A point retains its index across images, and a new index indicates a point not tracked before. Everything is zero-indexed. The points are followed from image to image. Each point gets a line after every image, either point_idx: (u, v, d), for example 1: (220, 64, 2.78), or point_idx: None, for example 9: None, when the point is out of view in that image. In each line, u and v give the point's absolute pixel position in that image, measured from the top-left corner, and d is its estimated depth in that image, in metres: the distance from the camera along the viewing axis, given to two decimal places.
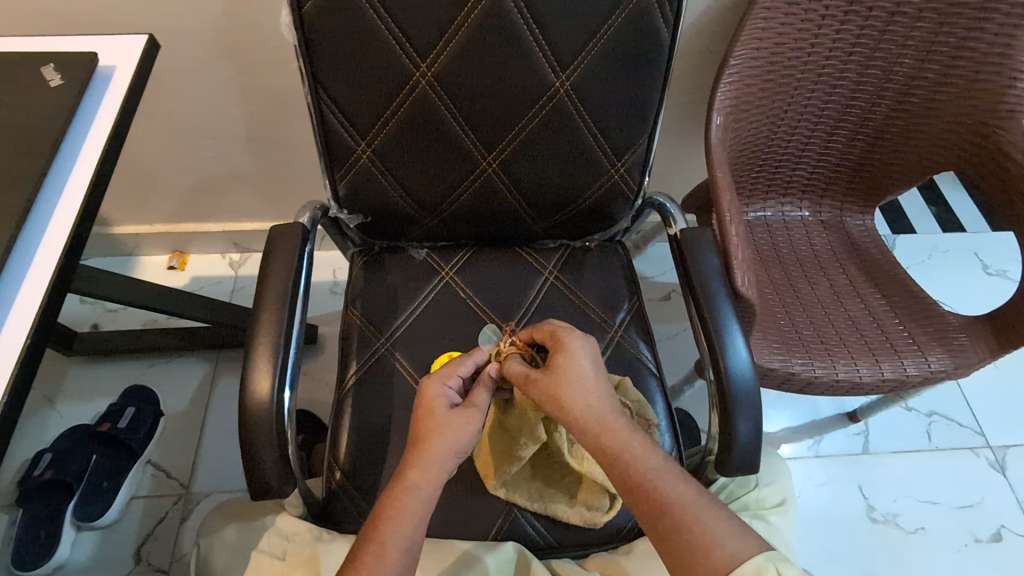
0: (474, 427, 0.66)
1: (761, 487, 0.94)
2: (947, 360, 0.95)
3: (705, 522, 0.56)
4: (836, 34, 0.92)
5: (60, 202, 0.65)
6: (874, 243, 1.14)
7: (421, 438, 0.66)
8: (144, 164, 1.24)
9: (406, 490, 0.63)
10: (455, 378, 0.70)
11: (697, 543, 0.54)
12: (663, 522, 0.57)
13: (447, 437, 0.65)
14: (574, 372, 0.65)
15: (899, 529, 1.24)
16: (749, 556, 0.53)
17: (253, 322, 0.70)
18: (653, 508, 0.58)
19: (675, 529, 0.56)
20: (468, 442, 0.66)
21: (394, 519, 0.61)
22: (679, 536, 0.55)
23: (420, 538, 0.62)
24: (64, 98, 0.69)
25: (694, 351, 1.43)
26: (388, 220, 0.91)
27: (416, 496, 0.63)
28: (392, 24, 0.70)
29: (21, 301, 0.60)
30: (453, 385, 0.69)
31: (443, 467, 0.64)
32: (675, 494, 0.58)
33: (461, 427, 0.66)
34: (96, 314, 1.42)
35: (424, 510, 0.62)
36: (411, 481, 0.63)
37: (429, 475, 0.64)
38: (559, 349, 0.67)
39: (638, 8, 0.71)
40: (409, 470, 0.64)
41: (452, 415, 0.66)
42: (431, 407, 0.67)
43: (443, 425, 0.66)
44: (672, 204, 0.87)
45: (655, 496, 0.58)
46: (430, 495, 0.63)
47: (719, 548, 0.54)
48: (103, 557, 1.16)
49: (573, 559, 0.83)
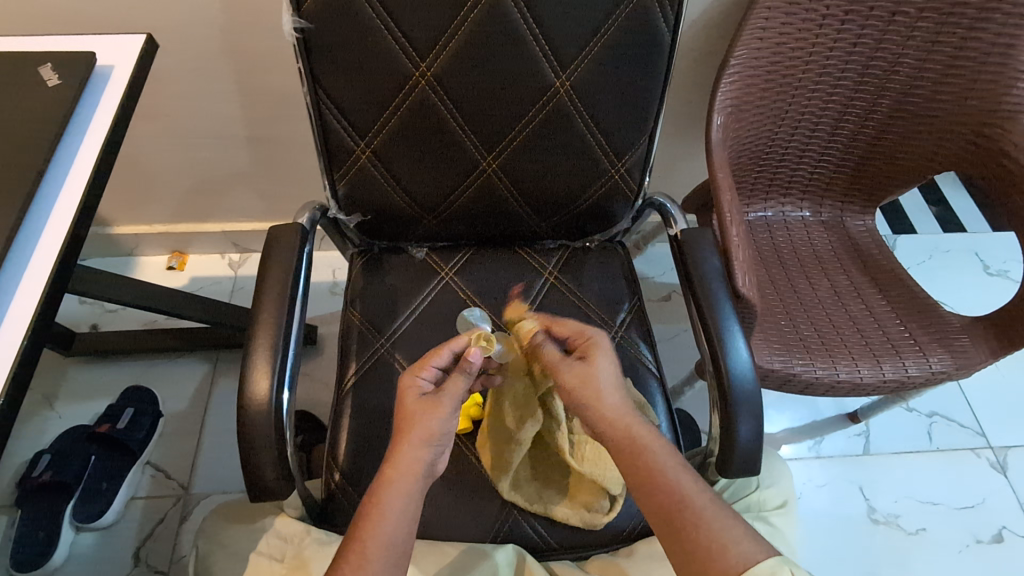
0: (443, 415, 0.66)
1: (762, 488, 0.94)
2: (948, 361, 0.95)
3: (719, 523, 0.56)
4: (837, 33, 0.92)
5: (58, 203, 0.65)
6: (875, 243, 1.14)
7: (396, 432, 0.66)
8: (143, 164, 1.23)
9: (389, 485, 0.62)
10: (429, 369, 0.70)
11: (712, 542, 0.55)
12: (678, 519, 0.57)
13: (419, 425, 0.65)
14: (595, 375, 0.67)
15: (900, 530, 1.24)
16: (765, 558, 0.53)
17: (252, 323, 0.69)
18: (668, 506, 0.58)
19: (687, 528, 0.56)
20: (444, 431, 0.66)
21: (377, 515, 0.60)
22: (692, 534, 0.56)
23: (404, 538, 0.60)
24: (62, 99, 0.69)
25: (695, 352, 1.43)
26: (388, 220, 0.90)
27: (398, 492, 0.62)
28: (391, 23, 0.69)
29: (19, 301, 0.60)
30: (428, 376, 0.70)
31: (420, 457, 0.64)
32: (688, 495, 0.58)
33: (433, 411, 0.66)
34: (95, 315, 1.42)
35: (407, 506, 0.61)
36: (388, 475, 0.63)
37: (406, 467, 0.63)
38: (595, 347, 0.69)
39: (639, 8, 0.71)
40: (387, 466, 0.64)
41: (427, 401, 0.67)
42: (404, 397, 0.68)
43: (417, 415, 0.66)
44: (672, 205, 0.87)
45: (670, 495, 0.59)
46: (413, 489, 0.62)
47: (735, 547, 0.54)
48: (102, 558, 1.16)
49: (573, 562, 0.82)
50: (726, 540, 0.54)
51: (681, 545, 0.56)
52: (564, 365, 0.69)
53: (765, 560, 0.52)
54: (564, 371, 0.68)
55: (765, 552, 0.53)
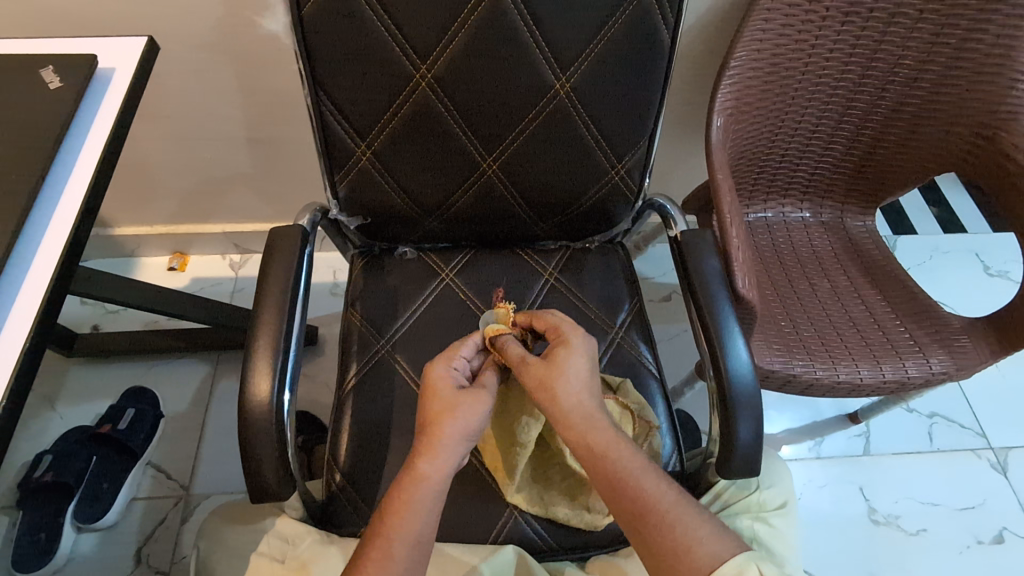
0: (483, 405, 0.66)
1: (762, 490, 0.93)
2: (948, 362, 0.95)
3: (683, 525, 0.57)
4: (838, 33, 0.92)
5: (60, 204, 0.65)
6: (874, 244, 1.14)
7: (433, 422, 0.65)
8: (144, 165, 1.23)
9: (423, 485, 0.61)
10: (460, 360, 0.71)
11: (673, 542, 0.56)
12: (642, 522, 0.58)
13: (461, 418, 0.65)
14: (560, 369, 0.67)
15: (901, 531, 1.24)
16: (731, 556, 0.54)
17: (252, 324, 0.70)
18: (635, 507, 0.59)
19: (652, 531, 0.57)
20: (479, 423, 0.66)
21: (404, 514, 0.60)
22: (656, 541, 0.57)
23: (430, 531, 0.61)
24: (63, 101, 0.69)
25: (694, 352, 1.43)
26: (389, 221, 0.91)
27: (431, 491, 0.62)
28: (393, 28, 0.70)
29: (20, 304, 0.60)
30: (458, 367, 0.70)
31: (458, 453, 0.64)
32: (656, 503, 0.59)
33: (477, 405, 0.66)
34: (96, 316, 1.42)
35: (434, 504, 0.62)
36: (425, 473, 0.62)
37: (443, 463, 0.63)
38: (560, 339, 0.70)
39: (638, 9, 0.71)
40: (423, 460, 0.63)
41: (460, 395, 0.66)
42: (439, 384, 0.67)
43: (456, 407, 0.65)
44: (672, 206, 0.87)
45: (635, 498, 0.60)
46: (444, 489, 0.63)
47: (700, 547, 0.55)
48: (103, 558, 1.16)
49: (573, 562, 0.83)
50: (691, 539, 0.56)
51: (647, 548, 0.57)
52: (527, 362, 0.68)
53: (733, 557, 0.54)
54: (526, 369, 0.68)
55: (732, 550, 0.55)
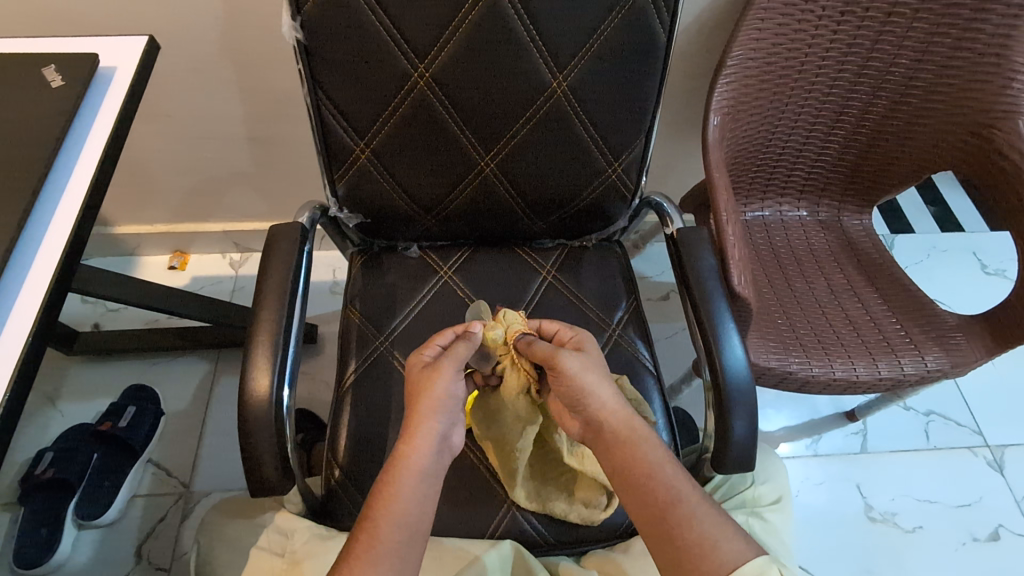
0: (448, 377, 0.66)
1: (756, 485, 0.94)
2: (944, 359, 0.96)
3: (707, 523, 0.58)
4: (833, 34, 0.93)
5: (62, 200, 0.66)
6: (871, 242, 1.15)
7: (409, 404, 0.66)
8: (144, 164, 1.24)
9: (402, 467, 0.62)
10: (434, 346, 0.71)
11: (701, 541, 0.57)
12: (668, 518, 0.59)
13: (430, 394, 0.66)
14: (594, 364, 0.68)
15: (898, 528, 1.24)
16: (753, 556, 0.55)
17: (252, 320, 0.70)
18: (660, 503, 0.60)
19: (676, 526, 0.58)
20: (450, 397, 0.67)
21: (389, 498, 0.61)
22: (680, 534, 0.58)
23: (421, 518, 0.61)
24: (65, 99, 0.70)
25: (693, 350, 1.43)
26: (388, 219, 0.91)
27: (410, 472, 0.62)
28: (392, 28, 0.70)
29: (23, 300, 0.60)
30: (433, 352, 0.70)
31: (432, 428, 0.64)
32: (679, 495, 0.60)
33: (441, 376, 0.66)
34: (97, 314, 1.43)
35: (418, 487, 0.62)
36: (404, 453, 0.63)
37: (421, 441, 0.64)
38: (584, 341, 0.72)
39: (635, 9, 0.72)
40: (403, 443, 0.64)
41: (430, 370, 0.67)
42: (411, 372, 0.69)
43: (423, 383, 0.66)
44: (670, 204, 0.87)
45: (663, 493, 0.61)
46: (426, 467, 0.63)
47: (725, 543, 0.56)
48: (103, 555, 1.17)
49: (571, 556, 0.84)
50: (715, 536, 0.57)
51: (668, 542, 0.58)
52: (562, 352, 0.67)
53: (756, 557, 0.55)
54: (566, 358, 0.67)
55: (756, 550, 0.56)
